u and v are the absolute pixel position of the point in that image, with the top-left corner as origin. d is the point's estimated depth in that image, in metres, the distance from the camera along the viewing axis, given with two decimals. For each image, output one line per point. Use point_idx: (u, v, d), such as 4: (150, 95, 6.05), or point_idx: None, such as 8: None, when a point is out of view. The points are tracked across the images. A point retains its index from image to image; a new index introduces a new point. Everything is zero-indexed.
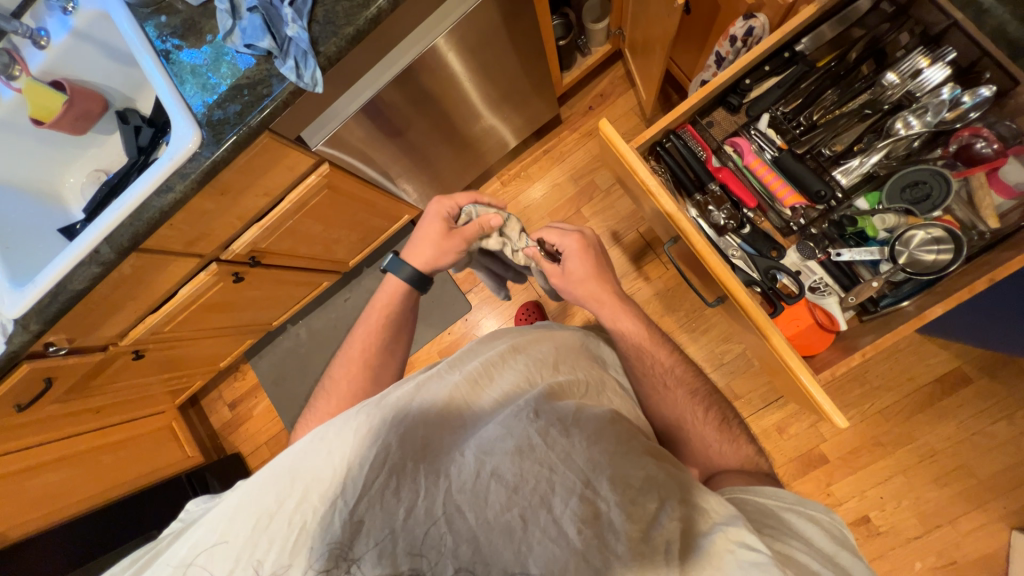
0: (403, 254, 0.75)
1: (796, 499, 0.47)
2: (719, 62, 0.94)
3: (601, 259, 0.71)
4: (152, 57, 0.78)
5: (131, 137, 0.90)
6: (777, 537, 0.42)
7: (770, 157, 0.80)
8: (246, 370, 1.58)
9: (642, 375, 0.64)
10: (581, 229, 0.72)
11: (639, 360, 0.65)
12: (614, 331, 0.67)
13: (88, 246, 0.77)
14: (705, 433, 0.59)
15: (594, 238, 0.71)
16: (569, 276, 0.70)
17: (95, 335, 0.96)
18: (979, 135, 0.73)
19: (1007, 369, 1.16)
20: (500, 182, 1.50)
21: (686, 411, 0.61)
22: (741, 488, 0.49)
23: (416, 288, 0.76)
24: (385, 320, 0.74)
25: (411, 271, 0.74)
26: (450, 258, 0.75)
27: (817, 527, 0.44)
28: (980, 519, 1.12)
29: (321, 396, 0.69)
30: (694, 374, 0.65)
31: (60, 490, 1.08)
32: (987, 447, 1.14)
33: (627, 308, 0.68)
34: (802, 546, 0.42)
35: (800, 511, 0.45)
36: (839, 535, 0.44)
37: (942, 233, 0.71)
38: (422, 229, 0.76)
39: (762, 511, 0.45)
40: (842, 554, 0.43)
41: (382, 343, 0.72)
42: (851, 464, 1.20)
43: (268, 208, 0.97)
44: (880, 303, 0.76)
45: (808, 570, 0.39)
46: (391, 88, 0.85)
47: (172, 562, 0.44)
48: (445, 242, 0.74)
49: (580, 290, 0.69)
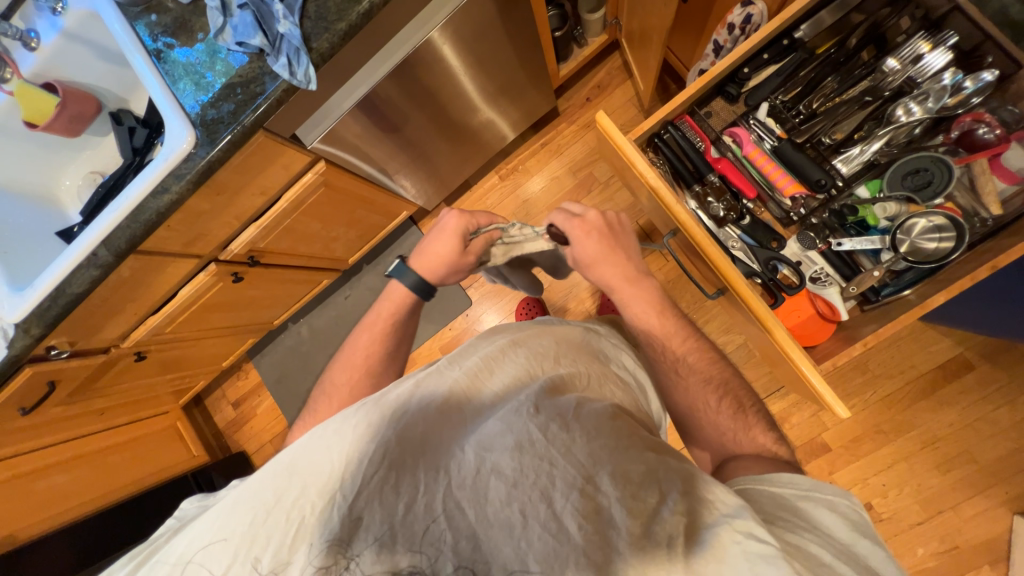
0: (409, 261, 0.75)
1: (812, 485, 0.47)
2: (718, 51, 0.93)
3: (609, 237, 0.68)
4: (143, 56, 0.78)
5: (126, 139, 0.90)
6: (789, 528, 0.42)
7: (770, 147, 0.79)
8: (249, 369, 1.59)
9: (657, 362, 0.65)
10: (586, 210, 0.70)
11: (648, 346, 0.65)
12: (628, 316, 0.67)
13: (86, 248, 0.77)
14: (718, 420, 0.60)
15: (599, 219, 0.69)
16: (579, 260, 0.69)
17: (96, 338, 0.96)
18: (981, 121, 0.73)
19: (1009, 355, 1.15)
20: (499, 176, 1.49)
21: (699, 400, 0.61)
22: (754, 478, 0.49)
23: (422, 297, 0.75)
24: (391, 327, 0.73)
25: (416, 279, 0.74)
26: (456, 276, 0.77)
27: (834, 514, 0.44)
28: (982, 504, 1.12)
29: (325, 398, 0.69)
30: (716, 361, 0.64)
31: (67, 491, 1.09)
32: (990, 433, 1.14)
33: (643, 290, 0.66)
34: (815, 538, 0.41)
35: (816, 500, 0.45)
36: (856, 519, 0.44)
37: (944, 221, 0.70)
38: (432, 242, 0.75)
39: (775, 502, 0.45)
40: (860, 542, 0.43)
41: (385, 347, 0.72)
42: (854, 453, 1.20)
43: (266, 207, 0.97)
44: (882, 292, 0.75)
45: (822, 561, 0.39)
46: (386, 84, 0.85)
47: (173, 559, 0.45)
48: (458, 263, 0.75)
49: (591, 274, 0.68)
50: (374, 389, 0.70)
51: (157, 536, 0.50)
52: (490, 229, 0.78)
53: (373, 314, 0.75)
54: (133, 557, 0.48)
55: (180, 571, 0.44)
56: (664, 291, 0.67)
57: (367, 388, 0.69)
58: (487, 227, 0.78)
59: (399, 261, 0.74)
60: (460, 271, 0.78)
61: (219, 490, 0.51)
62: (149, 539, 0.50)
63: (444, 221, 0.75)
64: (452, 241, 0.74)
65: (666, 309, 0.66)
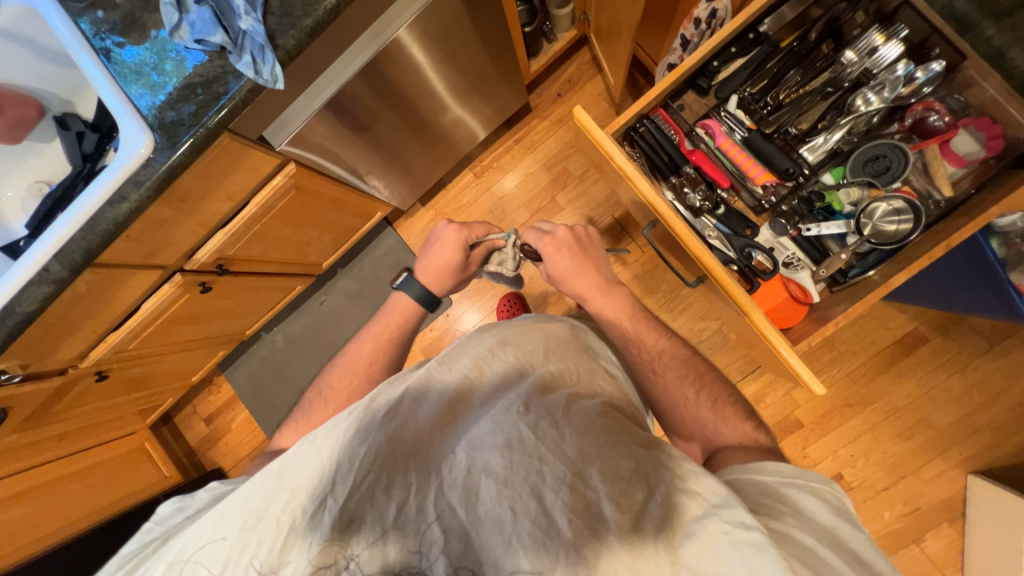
0: (414, 273, 0.74)
1: (794, 472, 0.49)
2: (685, 45, 0.94)
3: (579, 252, 0.71)
4: (91, 56, 0.73)
5: (75, 145, 0.84)
6: (774, 515, 0.44)
7: (740, 138, 0.82)
8: (220, 383, 1.52)
9: (634, 363, 0.66)
10: (555, 226, 0.72)
11: (624, 347, 0.67)
12: (601, 321, 0.69)
13: (36, 263, 0.72)
14: (698, 411, 0.61)
15: (567, 235, 0.71)
16: (552, 274, 0.72)
17: (53, 359, 0.90)
18: (931, 109, 0.77)
19: (959, 326, 1.23)
20: (473, 173, 1.48)
21: (678, 394, 0.63)
22: (740, 468, 0.51)
23: (427, 309, 0.75)
24: (396, 337, 0.72)
25: (422, 289, 0.73)
26: (460, 284, 0.78)
27: (818, 500, 0.46)
28: (940, 467, 1.21)
29: (320, 402, 0.67)
30: (687, 355, 0.67)
31: (27, 525, 1.02)
32: (944, 401, 1.22)
33: (614, 294, 0.69)
34: (800, 524, 0.43)
35: (800, 486, 0.47)
36: (838, 504, 0.46)
37: (903, 205, 0.75)
38: (436, 254, 0.73)
39: (761, 491, 0.47)
40: (843, 527, 0.44)
41: (385, 359, 0.71)
42: (824, 427, 1.27)
43: (233, 213, 0.93)
44: (849, 273, 0.79)
45: (805, 547, 0.41)
46: (356, 83, 0.82)
47: (166, 558, 0.43)
48: (462, 273, 0.76)
49: (565, 287, 0.72)
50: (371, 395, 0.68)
51: (143, 542, 0.49)
52: (489, 238, 0.78)
53: (369, 328, 0.73)
54: (120, 567, 0.46)
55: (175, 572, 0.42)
56: (634, 296, 0.70)
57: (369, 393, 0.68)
58: (488, 236, 0.77)
59: (404, 273, 0.74)
60: (465, 278, 0.78)
61: (200, 494, 0.51)
62: (131, 548, 0.49)
63: (442, 234, 0.74)
64: (457, 257, 0.73)
65: (637, 311, 0.69)
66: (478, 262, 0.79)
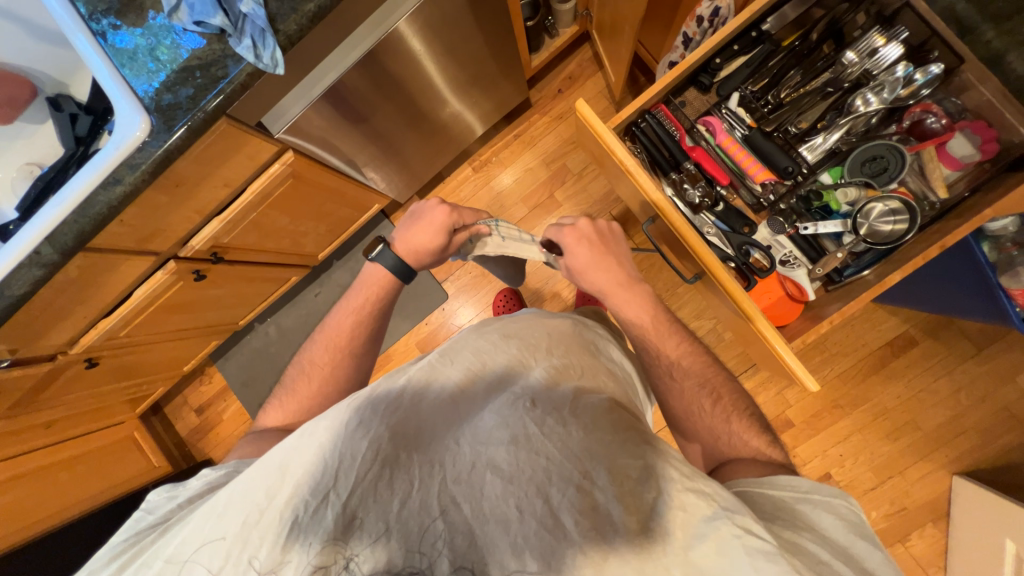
0: (390, 244, 0.73)
1: (810, 486, 0.49)
2: (687, 43, 0.94)
3: (599, 245, 0.71)
4: (86, 36, 0.71)
5: (67, 127, 0.82)
6: (787, 526, 0.45)
7: (740, 135, 0.82)
8: (212, 373, 1.51)
9: (652, 365, 0.66)
10: (576, 219, 0.73)
11: (644, 351, 0.67)
12: (622, 320, 0.69)
13: (27, 246, 0.70)
14: (711, 422, 0.62)
15: (589, 227, 0.72)
16: (572, 269, 0.72)
17: (42, 344, 0.88)
18: (929, 111, 0.78)
19: (947, 330, 1.25)
20: (472, 168, 1.48)
21: (693, 402, 0.63)
22: (754, 480, 0.52)
23: (401, 280, 0.74)
24: (375, 310, 0.72)
25: (395, 260, 0.72)
26: (434, 263, 0.78)
27: (832, 515, 0.46)
28: (927, 467, 1.23)
29: (304, 377, 0.68)
30: (710, 364, 0.66)
31: (14, 512, 1.00)
32: (932, 403, 1.24)
33: (637, 292, 0.69)
34: (813, 537, 0.44)
35: (814, 500, 0.48)
36: (854, 520, 0.46)
37: (898, 205, 0.76)
38: (415, 231, 0.73)
39: (774, 504, 0.48)
40: (858, 543, 0.44)
41: (368, 328, 0.72)
42: (814, 427, 1.28)
43: (229, 200, 0.92)
44: (844, 273, 0.80)
45: (818, 558, 0.41)
46: (355, 72, 0.82)
47: (166, 558, 0.43)
48: (439, 253, 0.75)
49: (583, 281, 0.71)
50: (354, 365, 0.70)
51: (135, 532, 0.48)
52: (475, 224, 0.78)
53: (347, 302, 0.73)
54: (112, 557, 0.46)
55: (172, 571, 0.42)
56: (657, 296, 0.70)
57: (349, 366, 0.70)
58: (474, 222, 0.77)
59: (380, 244, 0.72)
60: (441, 260, 0.78)
61: (191, 480, 0.51)
62: (122, 537, 0.48)
63: (429, 212, 0.73)
64: (436, 239, 0.73)
65: (658, 311, 0.69)
66: (459, 246, 0.79)
